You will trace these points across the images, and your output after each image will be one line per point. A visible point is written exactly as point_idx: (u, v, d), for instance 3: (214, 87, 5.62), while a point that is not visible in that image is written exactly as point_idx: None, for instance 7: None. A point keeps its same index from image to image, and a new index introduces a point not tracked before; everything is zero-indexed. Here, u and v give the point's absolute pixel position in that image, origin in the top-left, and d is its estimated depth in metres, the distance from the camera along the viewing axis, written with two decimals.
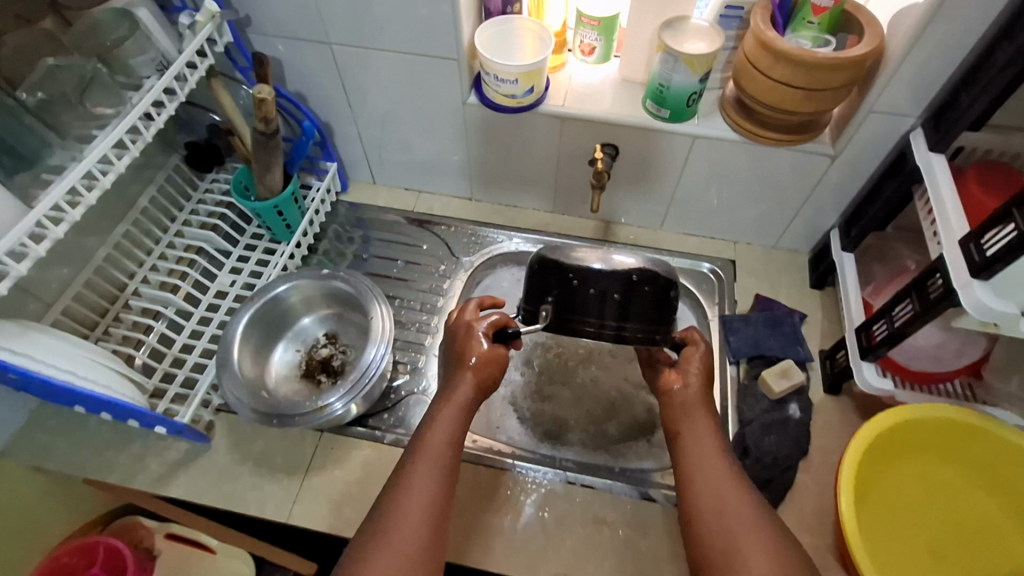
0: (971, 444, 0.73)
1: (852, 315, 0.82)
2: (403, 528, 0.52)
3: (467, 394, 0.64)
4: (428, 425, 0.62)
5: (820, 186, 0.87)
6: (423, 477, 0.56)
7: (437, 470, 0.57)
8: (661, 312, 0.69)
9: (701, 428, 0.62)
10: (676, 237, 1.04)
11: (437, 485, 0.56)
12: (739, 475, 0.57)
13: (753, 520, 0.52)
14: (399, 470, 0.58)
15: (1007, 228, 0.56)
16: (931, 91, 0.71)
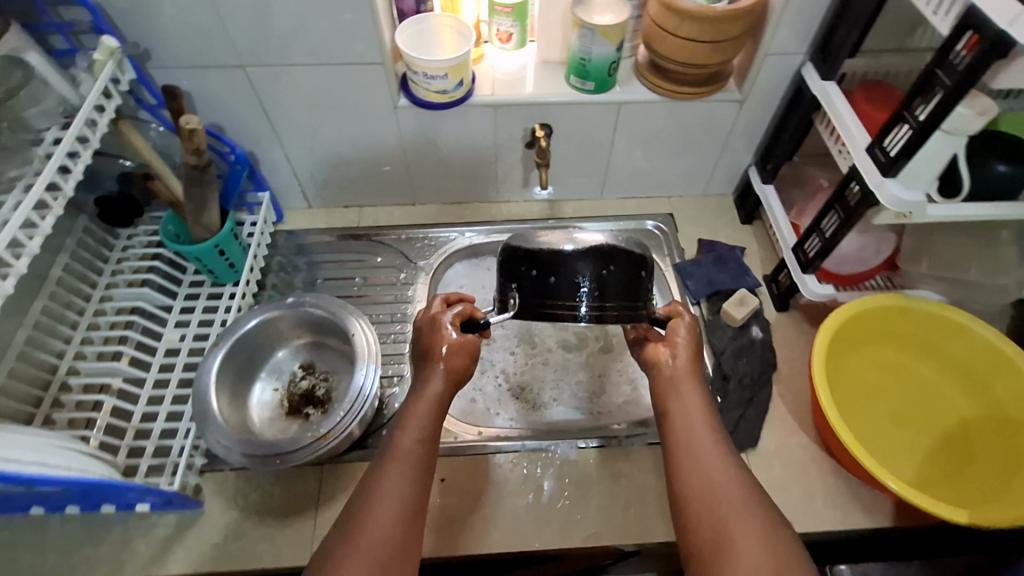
0: (904, 323, 0.84)
1: (784, 237, 0.92)
2: (375, 531, 0.51)
3: (439, 387, 0.63)
4: (399, 426, 0.60)
5: (734, 130, 0.96)
6: (396, 479, 0.54)
7: (414, 472, 0.56)
8: (633, 290, 0.65)
9: (690, 404, 0.61)
10: (616, 203, 1.10)
11: (412, 485, 0.55)
12: (727, 449, 0.57)
13: (737, 487, 0.52)
14: (373, 478, 0.55)
15: (906, 127, 0.66)
16: (811, 29, 0.81)
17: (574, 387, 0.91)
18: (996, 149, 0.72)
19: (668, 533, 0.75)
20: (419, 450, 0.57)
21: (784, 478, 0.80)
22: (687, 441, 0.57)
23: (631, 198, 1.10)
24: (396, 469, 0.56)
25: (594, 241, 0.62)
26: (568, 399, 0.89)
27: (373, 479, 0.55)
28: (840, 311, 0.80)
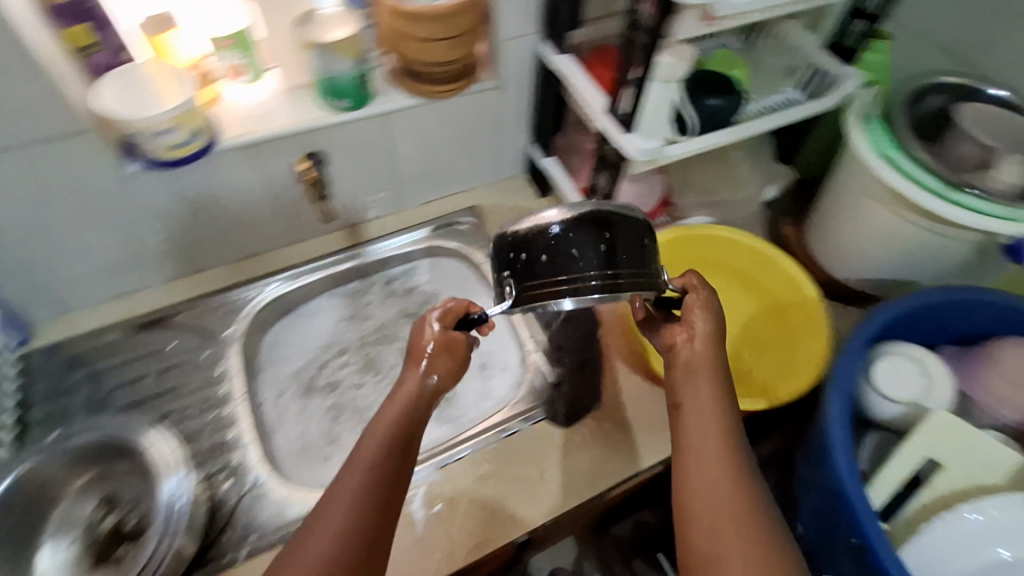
0: (682, 251, 0.94)
1: (573, 201, 0.98)
2: (298, 563, 0.47)
3: (418, 385, 0.56)
4: (368, 430, 0.55)
5: (500, 116, 1.00)
6: (328, 524, 0.48)
7: (359, 518, 0.49)
8: (641, 257, 0.58)
9: (702, 400, 0.59)
10: (419, 210, 1.09)
11: (361, 523, 0.49)
12: (736, 458, 0.56)
13: (741, 506, 0.52)
14: (311, 527, 0.49)
15: (628, 84, 0.73)
16: (532, 10, 0.86)
17: None
18: (706, 85, 0.83)
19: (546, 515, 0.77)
20: (368, 486, 0.50)
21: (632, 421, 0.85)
22: (701, 442, 0.57)
23: (432, 202, 1.10)
24: (331, 518, 0.49)
25: (572, 215, 0.57)
26: (428, 415, 0.91)
27: (308, 530, 0.49)
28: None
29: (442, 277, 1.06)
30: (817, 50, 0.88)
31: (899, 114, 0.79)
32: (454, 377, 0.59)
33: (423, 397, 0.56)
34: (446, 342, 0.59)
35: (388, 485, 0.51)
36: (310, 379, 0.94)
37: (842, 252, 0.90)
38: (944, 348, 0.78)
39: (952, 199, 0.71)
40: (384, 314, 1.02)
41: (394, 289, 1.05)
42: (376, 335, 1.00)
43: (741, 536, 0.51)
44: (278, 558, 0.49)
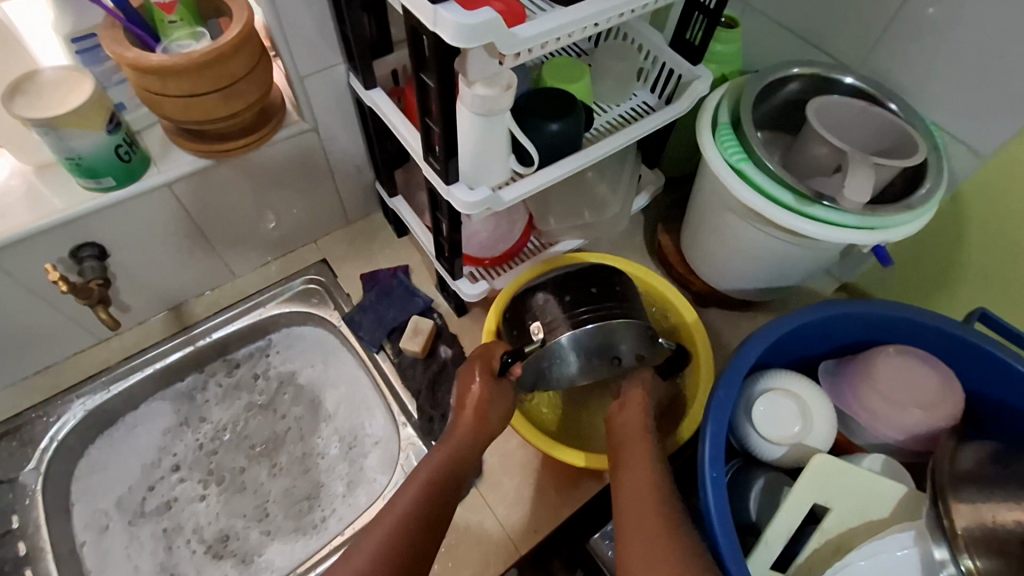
0: None
1: (426, 243, 0.85)
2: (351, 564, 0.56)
3: (467, 429, 0.67)
4: (423, 466, 0.65)
5: (327, 156, 0.86)
6: (356, 563, 0.55)
7: (378, 561, 0.56)
8: (626, 296, 0.72)
9: (637, 455, 0.62)
10: (257, 273, 0.94)
11: (374, 566, 0.55)
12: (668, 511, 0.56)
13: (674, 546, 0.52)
14: (382, 515, 0.60)
15: (436, 129, 0.61)
16: (327, 37, 0.71)
17: (279, 509, 0.82)
18: (543, 108, 0.72)
19: None
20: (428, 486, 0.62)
21: (516, 490, 0.77)
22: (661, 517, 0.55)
23: (273, 261, 0.95)
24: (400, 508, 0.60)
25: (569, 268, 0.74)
26: (282, 527, 0.81)
27: (387, 510, 0.60)
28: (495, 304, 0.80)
29: (296, 354, 0.93)
30: (662, 49, 0.79)
31: (747, 114, 0.71)
32: (505, 405, 0.69)
33: (472, 439, 0.67)
34: (474, 412, 0.67)
35: (445, 488, 0.63)
36: (139, 505, 0.81)
37: (716, 263, 0.84)
38: (825, 362, 0.73)
39: (808, 212, 0.65)
40: (224, 412, 0.89)
41: (244, 376, 0.91)
42: (216, 442, 0.87)
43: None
44: (370, 528, 0.59)
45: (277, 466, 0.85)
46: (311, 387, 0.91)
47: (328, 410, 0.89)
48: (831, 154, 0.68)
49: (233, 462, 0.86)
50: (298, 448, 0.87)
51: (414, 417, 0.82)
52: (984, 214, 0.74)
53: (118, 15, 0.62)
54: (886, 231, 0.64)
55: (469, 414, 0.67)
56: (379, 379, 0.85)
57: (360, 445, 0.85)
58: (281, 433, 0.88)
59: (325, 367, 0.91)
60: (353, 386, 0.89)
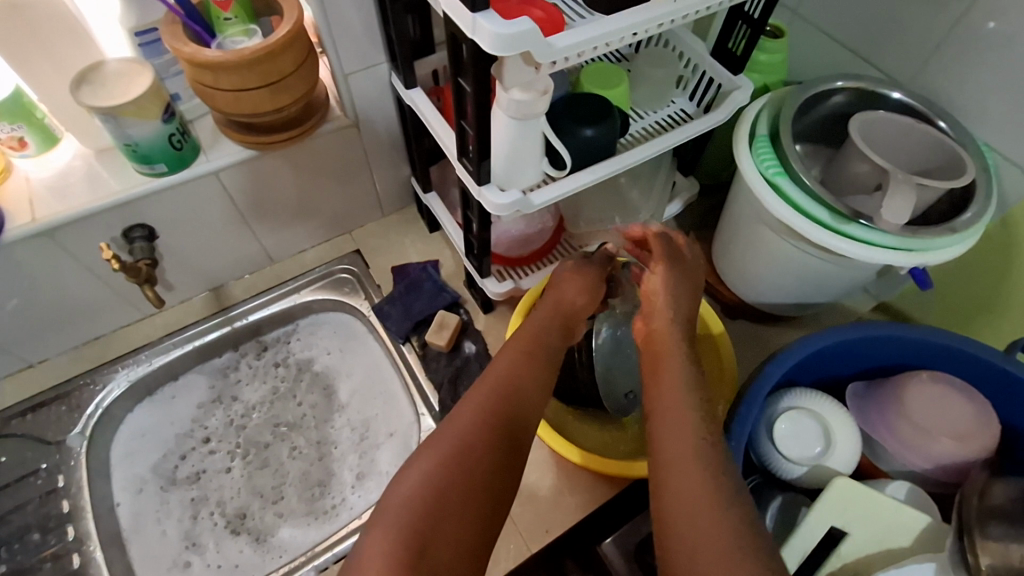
0: None
1: (455, 241, 0.87)
2: (441, 436, 0.51)
3: (569, 299, 0.69)
4: (513, 342, 0.63)
5: (368, 150, 0.88)
6: (441, 442, 0.51)
7: (463, 444, 0.51)
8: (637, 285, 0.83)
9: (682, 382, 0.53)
10: (293, 260, 0.97)
11: (480, 430, 0.52)
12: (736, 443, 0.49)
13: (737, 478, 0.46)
14: (467, 399, 0.56)
15: (471, 132, 0.62)
16: (372, 37, 0.73)
17: (294, 492, 0.84)
18: (579, 112, 0.72)
19: None
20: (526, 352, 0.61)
21: (531, 487, 0.78)
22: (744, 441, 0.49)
23: (307, 250, 0.98)
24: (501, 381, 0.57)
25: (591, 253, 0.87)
26: (294, 510, 0.82)
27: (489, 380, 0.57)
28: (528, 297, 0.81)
29: (318, 342, 0.95)
30: (704, 57, 0.78)
31: (788, 126, 0.70)
32: (587, 297, 0.70)
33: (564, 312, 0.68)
34: (556, 303, 0.68)
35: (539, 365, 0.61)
36: (172, 471, 0.85)
37: (747, 276, 0.82)
38: (853, 383, 0.71)
39: (840, 230, 0.64)
40: (254, 393, 0.91)
41: (268, 361, 0.93)
42: (245, 420, 0.89)
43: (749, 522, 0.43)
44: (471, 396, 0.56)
45: (296, 448, 0.87)
46: (327, 374, 0.93)
47: (341, 398, 0.91)
48: (873, 172, 0.66)
49: (259, 438, 0.88)
50: (314, 433, 0.88)
51: (435, 409, 0.83)
52: None
53: (179, 11, 0.66)
54: (924, 255, 0.62)
55: (551, 304, 0.68)
56: (403, 371, 0.87)
57: (374, 432, 0.87)
58: (298, 420, 0.89)
59: (342, 356, 0.94)
60: (375, 377, 0.91)
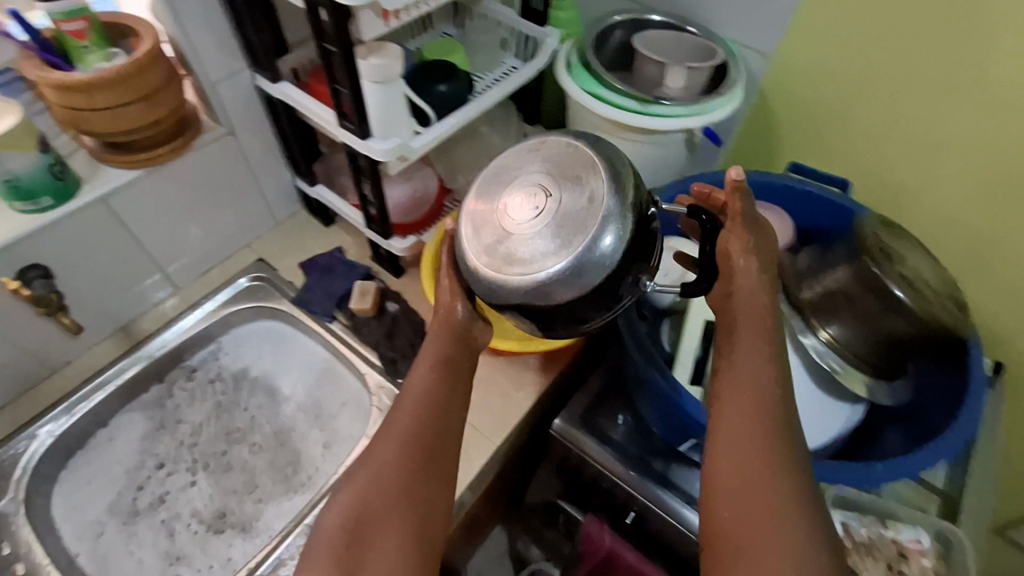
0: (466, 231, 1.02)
1: (353, 217, 0.95)
2: (363, 466, 0.58)
3: (454, 310, 0.67)
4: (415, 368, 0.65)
5: (249, 158, 0.95)
6: (359, 475, 0.57)
7: (380, 471, 0.57)
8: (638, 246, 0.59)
9: (740, 364, 0.59)
10: (198, 283, 0.99)
11: (393, 453, 0.58)
12: (759, 403, 0.56)
13: (761, 455, 0.54)
14: (389, 422, 0.61)
15: (345, 93, 0.73)
16: (231, 46, 0.82)
17: (267, 478, 0.86)
18: (428, 74, 0.87)
19: None
20: (434, 370, 0.63)
21: (481, 397, 0.87)
22: (731, 378, 0.59)
23: (209, 270, 1.00)
24: (417, 394, 0.62)
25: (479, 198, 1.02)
26: (270, 492, 0.84)
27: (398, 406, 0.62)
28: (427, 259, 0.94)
29: (248, 350, 0.97)
30: (516, 19, 0.96)
31: (591, 53, 0.90)
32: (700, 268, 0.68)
33: (448, 328, 0.66)
34: (447, 320, 0.67)
35: (447, 379, 0.64)
36: (131, 504, 0.83)
37: None
38: None
39: (649, 111, 0.84)
40: (196, 412, 0.92)
41: (201, 381, 0.94)
42: (196, 438, 0.89)
43: (748, 439, 0.55)
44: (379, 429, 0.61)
45: (255, 444, 0.89)
46: (265, 377, 0.95)
47: (285, 391, 0.94)
48: (657, 69, 0.88)
49: (215, 449, 0.88)
50: (269, 428, 0.90)
51: (378, 365, 0.90)
52: (782, 98, 0.96)
53: (35, 47, 0.70)
54: (708, 114, 0.85)
55: (442, 324, 0.67)
56: (337, 343, 0.93)
57: (327, 407, 0.92)
58: (249, 423, 0.91)
59: (277, 358, 0.97)
60: (313, 363, 0.95)
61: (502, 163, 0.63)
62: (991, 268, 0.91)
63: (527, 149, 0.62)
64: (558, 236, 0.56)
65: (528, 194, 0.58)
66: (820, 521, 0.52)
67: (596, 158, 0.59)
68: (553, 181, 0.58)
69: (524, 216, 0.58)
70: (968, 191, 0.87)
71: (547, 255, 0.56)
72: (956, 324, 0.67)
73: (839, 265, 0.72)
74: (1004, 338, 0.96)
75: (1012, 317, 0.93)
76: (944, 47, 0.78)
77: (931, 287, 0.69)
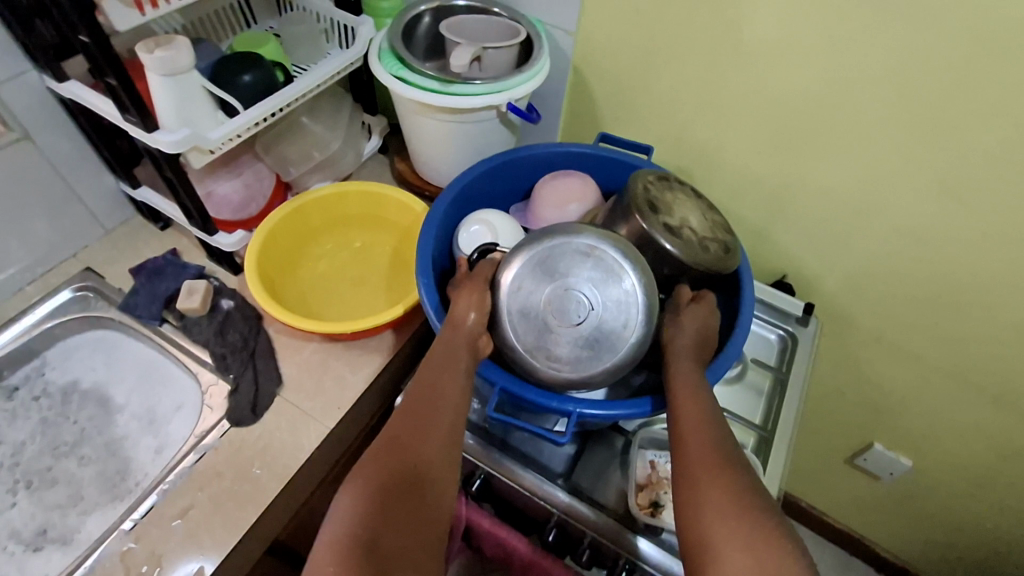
0: (303, 225, 0.98)
1: (175, 215, 0.94)
2: (378, 458, 0.61)
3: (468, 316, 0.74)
4: (423, 370, 0.71)
5: (56, 164, 0.91)
6: (373, 464, 0.60)
7: (394, 459, 0.61)
8: (585, 355, 0.72)
9: (691, 413, 0.65)
10: (14, 299, 0.94)
11: (407, 444, 0.63)
12: (715, 442, 0.62)
13: (727, 476, 0.58)
14: (395, 419, 0.66)
15: (115, 85, 0.71)
16: (6, 46, 0.78)
17: (94, 489, 0.84)
18: (231, 65, 0.86)
19: (249, 516, 0.77)
20: (446, 370, 0.70)
21: (316, 384, 0.89)
22: (677, 424, 0.65)
23: (27, 286, 0.95)
24: (424, 392, 0.68)
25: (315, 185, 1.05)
26: (94, 503, 0.82)
27: (407, 403, 0.67)
28: (250, 249, 0.88)
29: (78, 363, 0.94)
30: (332, 10, 0.98)
31: (398, 37, 0.92)
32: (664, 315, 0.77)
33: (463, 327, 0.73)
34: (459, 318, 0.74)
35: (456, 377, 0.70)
36: None
37: (433, 164, 1.04)
38: (516, 205, 1.01)
39: (450, 91, 0.88)
40: (20, 432, 0.87)
41: (25, 399, 0.90)
42: (18, 456, 0.85)
43: (720, 474, 0.59)
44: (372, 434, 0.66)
45: (84, 456, 0.86)
46: (97, 388, 0.92)
47: (119, 399, 0.92)
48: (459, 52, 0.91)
49: (39, 465, 0.85)
50: (99, 439, 0.88)
51: (209, 364, 0.89)
52: (599, 74, 1.01)
53: None
54: (509, 91, 0.89)
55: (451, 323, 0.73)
56: (168, 345, 0.91)
57: (161, 411, 0.90)
58: (80, 435, 0.88)
59: (110, 367, 0.94)
60: (143, 371, 0.93)
61: (549, 255, 0.74)
62: (787, 217, 1.00)
63: (578, 256, 0.74)
64: (594, 346, 0.72)
65: (573, 305, 0.72)
66: (712, 488, 0.58)
67: (633, 280, 0.74)
68: (597, 298, 0.73)
69: (566, 323, 0.72)
70: (758, 147, 0.94)
71: (579, 362, 0.72)
72: (721, 262, 0.78)
73: (620, 224, 0.80)
74: (814, 281, 1.05)
75: (813, 258, 1.02)
76: (703, 16, 0.85)
77: (695, 234, 0.79)
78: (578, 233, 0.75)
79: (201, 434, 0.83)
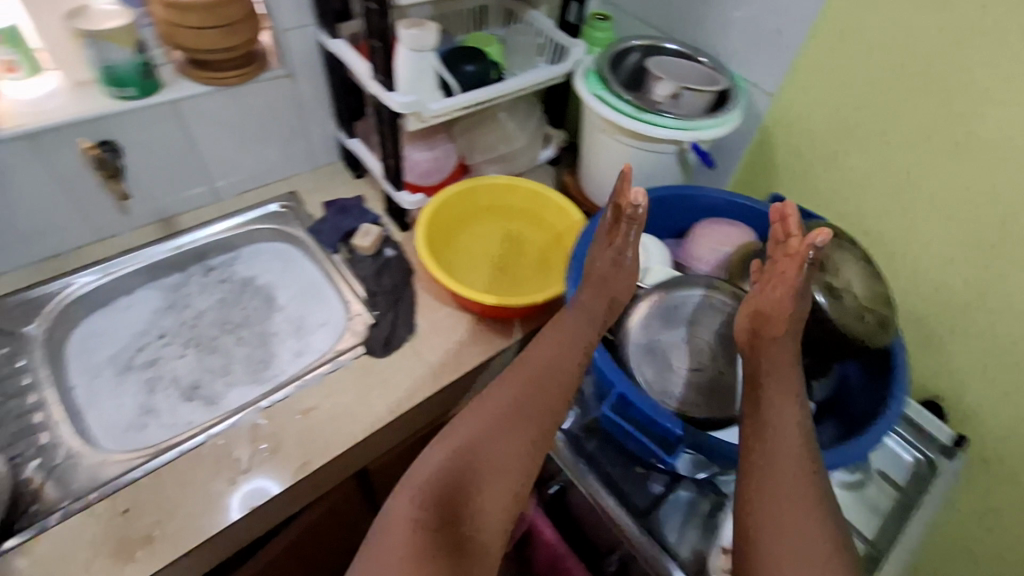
0: (470, 204, 1.08)
1: (374, 168, 1.08)
2: (476, 423, 0.73)
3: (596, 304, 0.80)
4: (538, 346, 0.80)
5: (301, 102, 1.10)
6: (470, 427, 0.73)
7: (490, 426, 0.73)
8: (708, 398, 0.76)
9: (786, 435, 0.66)
10: (234, 199, 1.14)
11: (504, 414, 0.74)
12: (805, 479, 0.63)
13: (809, 529, 0.61)
14: (501, 388, 0.77)
15: (378, 49, 0.85)
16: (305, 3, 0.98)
17: (242, 367, 0.98)
18: (460, 55, 0.99)
19: (354, 434, 0.85)
20: (558, 350, 0.78)
21: (441, 343, 0.96)
22: (764, 439, 0.66)
23: (247, 192, 1.15)
24: (533, 366, 0.78)
25: None
26: (239, 378, 0.96)
27: (516, 374, 0.78)
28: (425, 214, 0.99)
29: (260, 264, 1.10)
30: (553, 30, 1.09)
31: (606, 63, 1.00)
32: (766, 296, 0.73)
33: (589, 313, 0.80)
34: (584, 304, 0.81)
35: (567, 356, 0.78)
36: (128, 360, 0.96)
37: (598, 183, 1.10)
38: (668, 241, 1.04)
39: (642, 117, 0.93)
40: (204, 301, 1.05)
41: (216, 278, 1.08)
42: (196, 321, 1.03)
43: (807, 523, 0.61)
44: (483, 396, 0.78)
45: (242, 338, 1.01)
46: (268, 287, 1.08)
47: (280, 302, 1.06)
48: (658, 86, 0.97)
49: (209, 332, 1.02)
50: (257, 329, 1.03)
51: (360, 296, 1.01)
52: (786, 139, 1.02)
53: None
54: (697, 131, 0.93)
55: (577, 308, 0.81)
56: (333, 271, 1.04)
57: (309, 323, 1.03)
58: (245, 319, 1.04)
59: (282, 274, 1.09)
60: (305, 285, 1.08)
61: (682, 302, 0.82)
62: (958, 333, 0.92)
63: (708, 311, 0.81)
64: (711, 393, 0.76)
65: (696, 352, 0.78)
66: (793, 534, 0.61)
67: None
68: (718, 353, 0.79)
69: (685, 365, 0.77)
70: (943, 250, 0.89)
71: (701, 402, 0.75)
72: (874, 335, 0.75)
73: None
74: (971, 411, 0.94)
75: (979, 386, 0.92)
76: (922, 103, 0.82)
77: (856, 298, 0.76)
78: (713, 292, 0.83)
79: (340, 351, 0.93)
